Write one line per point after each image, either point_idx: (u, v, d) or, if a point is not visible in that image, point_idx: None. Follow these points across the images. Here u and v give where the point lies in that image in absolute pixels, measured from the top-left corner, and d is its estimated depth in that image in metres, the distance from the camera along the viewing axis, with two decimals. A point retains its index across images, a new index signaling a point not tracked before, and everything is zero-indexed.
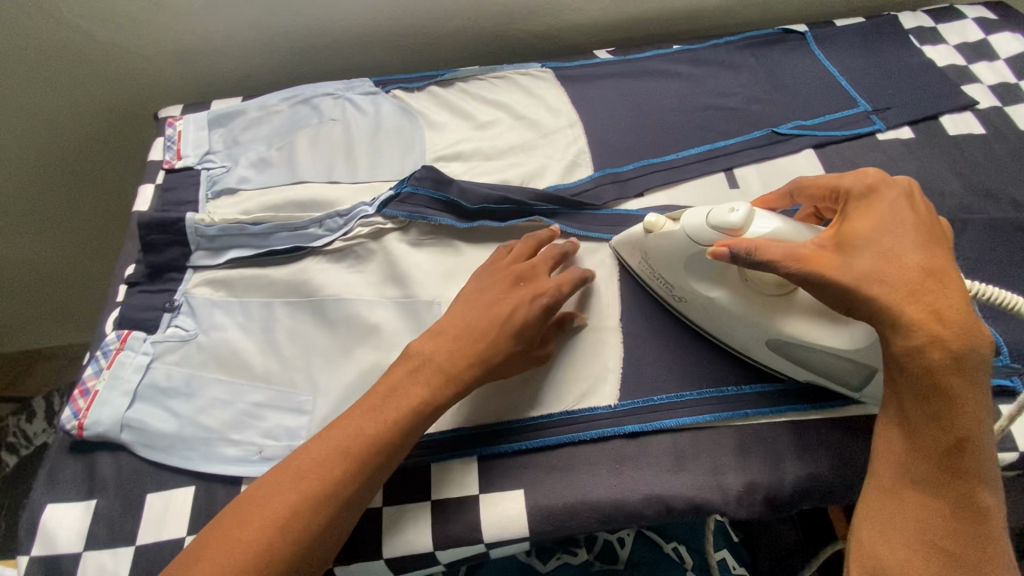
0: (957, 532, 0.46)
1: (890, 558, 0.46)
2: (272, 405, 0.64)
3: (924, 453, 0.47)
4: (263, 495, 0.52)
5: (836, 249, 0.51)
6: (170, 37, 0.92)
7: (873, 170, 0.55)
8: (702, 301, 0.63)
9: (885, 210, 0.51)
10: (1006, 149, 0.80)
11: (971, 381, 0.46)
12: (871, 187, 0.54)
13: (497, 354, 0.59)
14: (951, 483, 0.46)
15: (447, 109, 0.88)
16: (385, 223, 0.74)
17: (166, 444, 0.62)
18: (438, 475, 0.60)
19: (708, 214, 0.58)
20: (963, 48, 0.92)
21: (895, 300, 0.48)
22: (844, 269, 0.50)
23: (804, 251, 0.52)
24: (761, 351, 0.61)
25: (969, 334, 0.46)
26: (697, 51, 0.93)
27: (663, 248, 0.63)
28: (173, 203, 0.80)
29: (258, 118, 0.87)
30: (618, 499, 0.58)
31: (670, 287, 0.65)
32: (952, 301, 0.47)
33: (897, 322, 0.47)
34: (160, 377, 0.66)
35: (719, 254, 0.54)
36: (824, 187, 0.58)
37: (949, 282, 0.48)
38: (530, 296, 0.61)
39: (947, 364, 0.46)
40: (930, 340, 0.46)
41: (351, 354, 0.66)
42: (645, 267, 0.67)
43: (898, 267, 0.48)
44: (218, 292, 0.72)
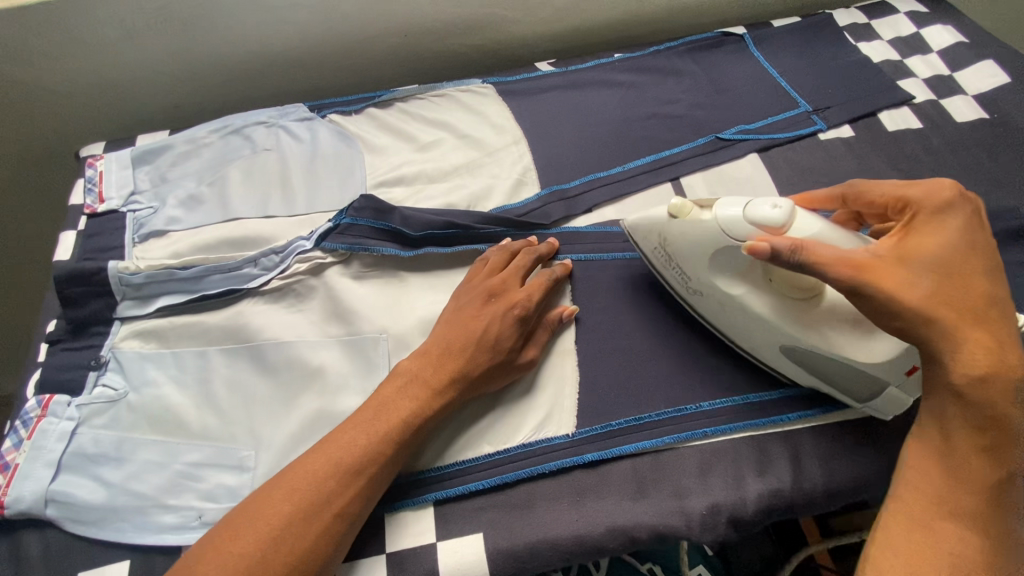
0: (989, 564, 0.46)
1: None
2: (212, 464, 0.61)
3: (964, 481, 0.48)
4: (254, 508, 0.51)
5: (900, 262, 0.50)
6: (84, 70, 0.86)
7: (948, 180, 0.53)
8: (719, 296, 0.61)
9: (952, 231, 0.51)
10: (943, 142, 0.82)
11: (1019, 415, 0.48)
12: (945, 203, 0.52)
13: (477, 369, 0.59)
14: (988, 514, 0.47)
15: (388, 131, 0.85)
16: (324, 257, 0.70)
17: (97, 517, 0.59)
18: (393, 525, 0.58)
19: (746, 207, 0.55)
20: (896, 43, 0.94)
21: (960, 326, 0.49)
22: (907, 285, 0.50)
23: (861, 258, 0.50)
24: (775, 354, 0.60)
25: (1020, 369, 0.49)
26: (638, 59, 0.92)
27: (688, 237, 0.60)
28: (96, 250, 0.74)
29: (186, 152, 0.82)
30: (579, 534, 0.56)
31: (684, 278, 0.63)
32: (1005, 339, 0.50)
33: (960, 350, 0.49)
34: (87, 443, 0.61)
35: (759, 249, 0.51)
36: (889, 195, 0.54)
37: (1002, 317, 0.50)
38: (506, 308, 0.61)
39: (1005, 396, 0.48)
40: (990, 370, 0.48)
41: (295, 402, 0.63)
42: (661, 254, 0.64)
43: (960, 298, 0.50)
44: (148, 344, 0.67)
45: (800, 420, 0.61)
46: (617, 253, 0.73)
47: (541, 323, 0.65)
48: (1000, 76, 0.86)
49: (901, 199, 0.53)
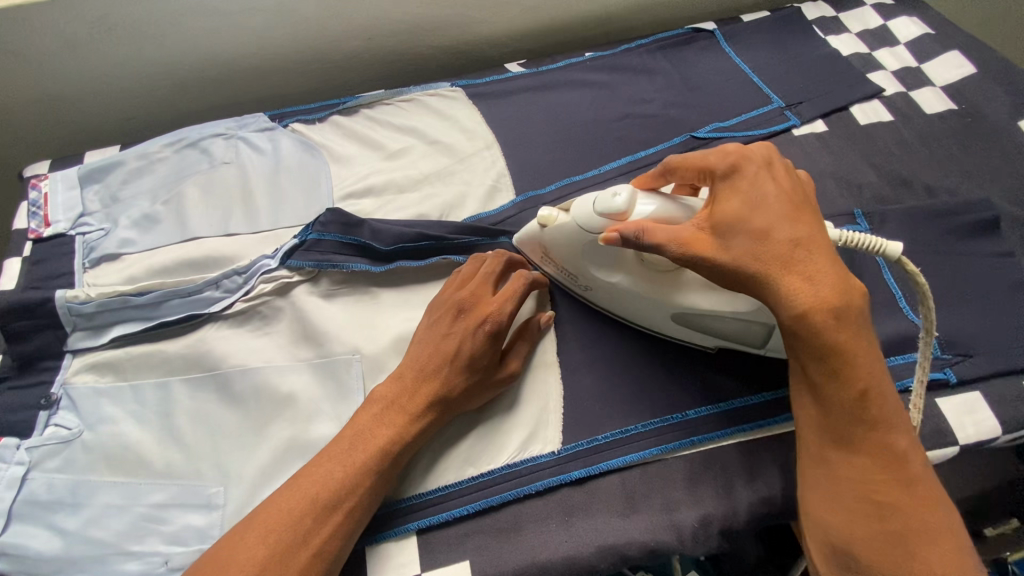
0: (887, 484, 0.47)
1: (837, 526, 0.48)
2: (177, 503, 0.57)
3: (835, 416, 0.48)
4: (225, 557, 0.48)
5: (713, 231, 0.50)
6: (25, 84, 0.81)
7: (732, 144, 0.54)
8: (606, 288, 0.63)
9: (748, 186, 0.51)
10: (915, 134, 0.82)
11: (856, 334, 0.47)
12: (733, 164, 0.52)
13: (455, 389, 0.56)
14: (866, 437, 0.47)
15: (354, 139, 0.82)
16: (291, 275, 0.67)
17: (54, 569, 0.55)
18: (375, 558, 0.55)
19: (593, 203, 0.58)
20: (864, 35, 0.94)
21: (773, 275, 0.48)
22: (722, 251, 0.50)
23: (683, 233, 0.51)
24: (669, 326, 0.61)
25: (842, 291, 0.47)
26: (609, 57, 0.90)
27: (559, 242, 0.63)
28: (43, 278, 0.69)
29: (138, 169, 0.77)
30: (569, 556, 0.54)
31: (573, 278, 0.65)
32: (820, 264, 0.47)
33: (778, 294, 0.47)
34: (40, 489, 0.57)
35: (611, 240, 0.53)
36: (692, 167, 0.54)
37: (814, 244, 0.48)
38: (480, 323, 0.58)
39: (832, 324, 0.46)
40: (810, 305, 0.46)
41: (265, 432, 0.60)
42: (547, 262, 0.66)
43: (769, 240, 0.48)
44: (104, 377, 0.63)
45: (786, 424, 0.60)
46: None
47: (521, 333, 0.62)
48: (966, 66, 0.87)
49: (703, 169, 0.53)
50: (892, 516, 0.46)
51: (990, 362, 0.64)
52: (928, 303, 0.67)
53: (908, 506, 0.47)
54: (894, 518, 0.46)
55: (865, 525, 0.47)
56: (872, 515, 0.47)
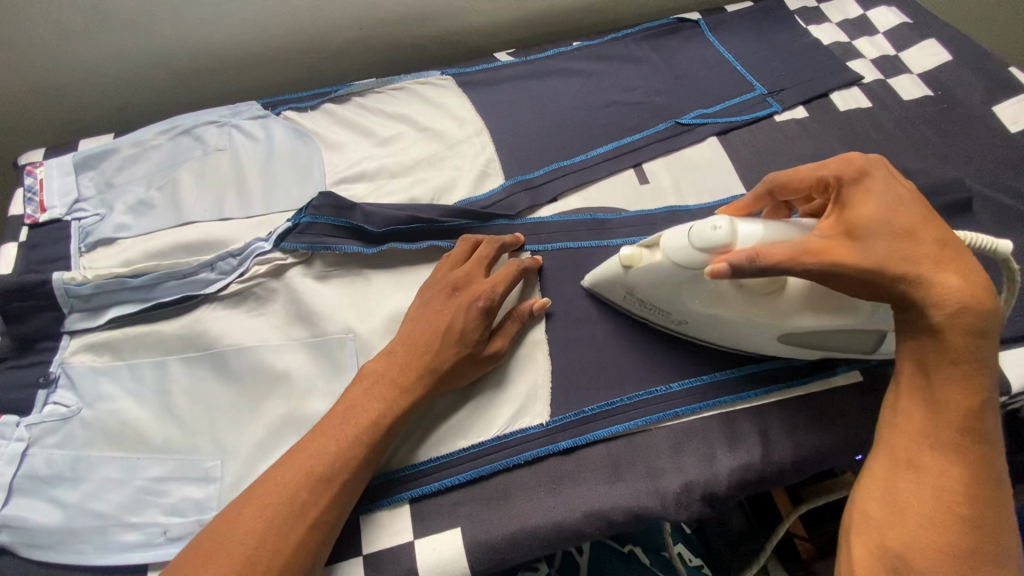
0: (976, 498, 0.47)
1: (906, 528, 0.47)
2: (175, 477, 0.58)
3: (947, 417, 0.48)
4: (224, 531, 0.49)
5: (848, 236, 0.50)
6: (20, 74, 0.82)
7: (852, 153, 0.54)
8: (705, 319, 0.60)
9: (884, 192, 0.51)
10: (892, 120, 0.84)
11: (989, 347, 0.48)
12: (860, 170, 0.52)
13: (445, 364, 0.58)
14: (971, 446, 0.47)
15: (346, 126, 0.83)
16: (284, 258, 0.68)
17: (54, 540, 0.56)
18: (368, 526, 0.57)
19: (689, 235, 0.54)
20: (844, 25, 0.96)
21: (927, 271, 0.49)
22: (866, 254, 0.49)
23: (814, 243, 0.50)
24: (772, 345, 0.61)
25: (989, 303, 0.48)
26: (596, 46, 0.92)
27: (648, 282, 0.60)
28: (40, 262, 0.70)
29: (132, 156, 0.78)
30: (558, 522, 0.56)
31: (661, 311, 0.62)
32: (971, 271, 0.49)
33: (927, 290, 0.48)
34: (40, 465, 0.58)
35: (719, 271, 0.50)
36: (807, 178, 0.55)
37: (969, 256, 0.50)
38: (469, 300, 0.60)
39: (976, 327, 0.48)
40: (958, 305, 0.48)
41: (261, 408, 0.61)
42: (632, 300, 0.64)
43: (924, 239, 0.49)
44: (101, 357, 0.64)
45: (765, 394, 0.63)
46: (583, 241, 0.73)
47: (513, 312, 0.64)
48: (942, 54, 0.89)
49: (821, 179, 0.54)
50: (971, 532, 0.46)
51: None
52: None
53: (987, 526, 0.46)
54: (973, 535, 0.46)
55: (940, 533, 0.46)
56: (951, 526, 0.46)
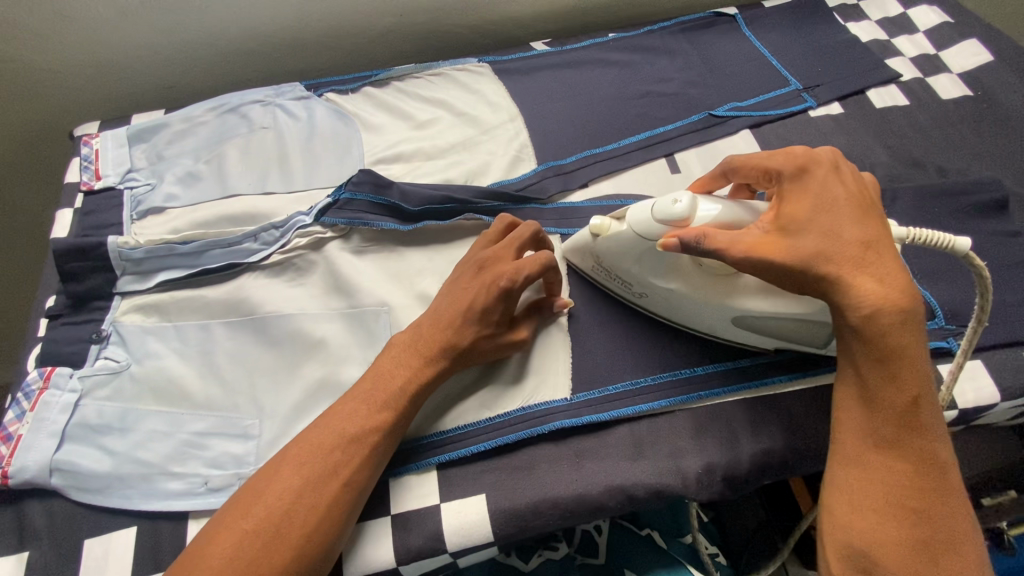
0: (923, 489, 0.47)
1: (860, 527, 0.48)
2: (215, 433, 0.61)
3: (884, 416, 0.48)
4: (262, 486, 0.52)
5: (781, 232, 0.51)
6: (81, 50, 0.86)
7: (798, 147, 0.55)
8: (662, 293, 0.62)
9: (819, 191, 0.52)
10: (930, 119, 0.84)
11: (916, 339, 0.48)
12: (801, 167, 0.53)
13: (466, 340, 0.59)
14: (911, 441, 0.48)
15: (385, 109, 0.85)
16: (324, 231, 0.70)
17: (103, 485, 0.59)
18: (398, 489, 0.59)
19: (652, 209, 0.57)
20: (884, 23, 0.96)
21: (845, 275, 0.49)
22: (792, 250, 0.50)
23: (749, 239, 0.52)
24: (727, 328, 0.62)
25: (907, 296, 0.48)
26: (632, 38, 0.93)
27: (613, 248, 0.62)
28: (95, 227, 0.74)
29: (182, 131, 0.81)
30: (580, 494, 0.58)
31: (628, 286, 0.65)
32: (888, 266, 0.49)
33: (848, 293, 0.49)
34: (91, 415, 0.62)
35: (670, 246, 0.54)
36: (756, 167, 0.56)
37: (883, 250, 0.50)
38: (493, 278, 0.60)
39: (897, 325, 0.48)
40: (879, 305, 0.48)
41: (297, 371, 0.64)
42: (600, 271, 0.66)
43: (839, 242, 0.50)
44: (149, 318, 0.68)
45: (791, 382, 0.63)
46: None
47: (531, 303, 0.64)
48: (983, 54, 0.88)
49: (767, 170, 0.55)
50: (924, 522, 0.47)
51: (993, 334, 0.66)
52: (936, 276, 0.69)
53: (939, 513, 0.47)
54: (926, 525, 0.47)
55: (895, 528, 0.47)
56: (902, 519, 0.47)
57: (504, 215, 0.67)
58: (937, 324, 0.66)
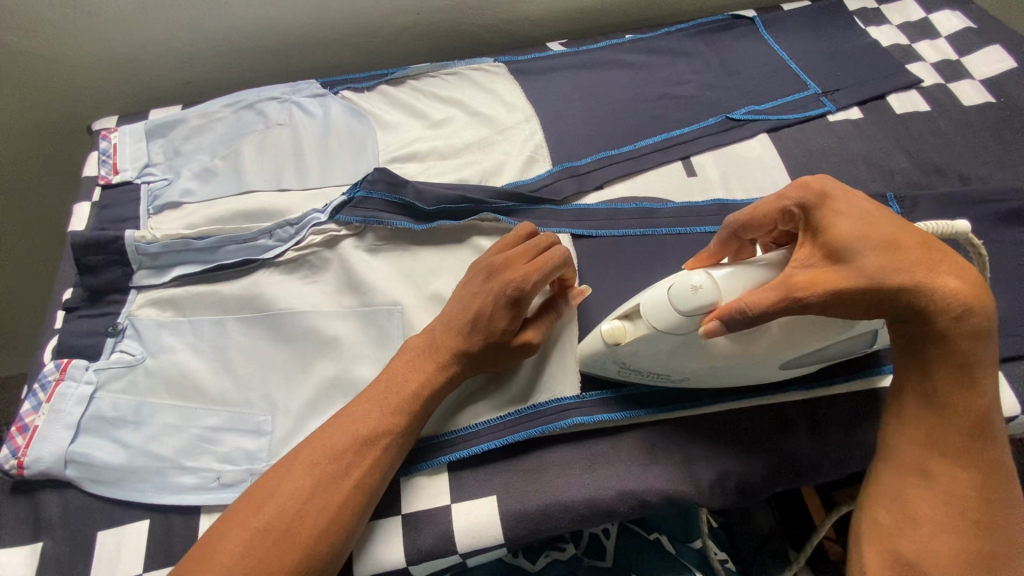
0: (985, 502, 0.48)
1: (919, 534, 0.48)
2: (229, 428, 0.62)
3: (954, 426, 0.49)
4: (274, 485, 0.52)
5: (828, 259, 0.49)
6: (102, 46, 0.87)
7: (809, 177, 0.53)
8: (703, 371, 0.57)
9: (854, 208, 0.50)
10: (951, 125, 0.82)
11: (989, 350, 0.49)
12: (823, 193, 0.51)
13: (474, 347, 0.58)
14: (978, 451, 0.49)
15: (400, 107, 0.85)
16: (339, 229, 0.70)
17: (116, 478, 0.60)
18: (408, 490, 0.59)
19: (669, 297, 0.52)
20: (905, 27, 0.95)
21: (925, 279, 0.48)
22: (855, 272, 0.48)
23: (799, 276, 0.49)
24: (769, 373, 0.59)
25: (986, 305, 0.49)
26: (649, 40, 0.93)
27: (640, 351, 0.56)
28: (112, 221, 0.75)
29: (200, 126, 0.81)
30: (592, 498, 0.57)
31: (665, 374, 0.59)
32: (966, 274, 0.49)
33: (932, 298, 0.48)
34: (106, 407, 0.62)
35: (716, 330, 0.50)
36: (771, 214, 0.53)
37: (958, 259, 0.50)
38: (501, 287, 0.58)
39: (978, 332, 0.48)
40: (965, 310, 0.48)
41: (311, 369, 0.64)
42: (628, 372, 0.59)
43: (909, 249, 0.49)
44: (164, 312, 0.68)
45: (808, 391, 0.62)
46: (627, 229, 0.74)
47: (548, 308, 0.62)
48: (1007, 61, 0.87)
49: (785, 210, 0.52)
50: (983, 535, 0.48)
51: (1012, 346, 0.65)
52: None
53: (997, 526, 0.48)
54: (983, 538, 0.48)
55: (954, 537, 0.47)
56: (963, 530, 0.48)
57: (527, 223, 0.66)
58: None
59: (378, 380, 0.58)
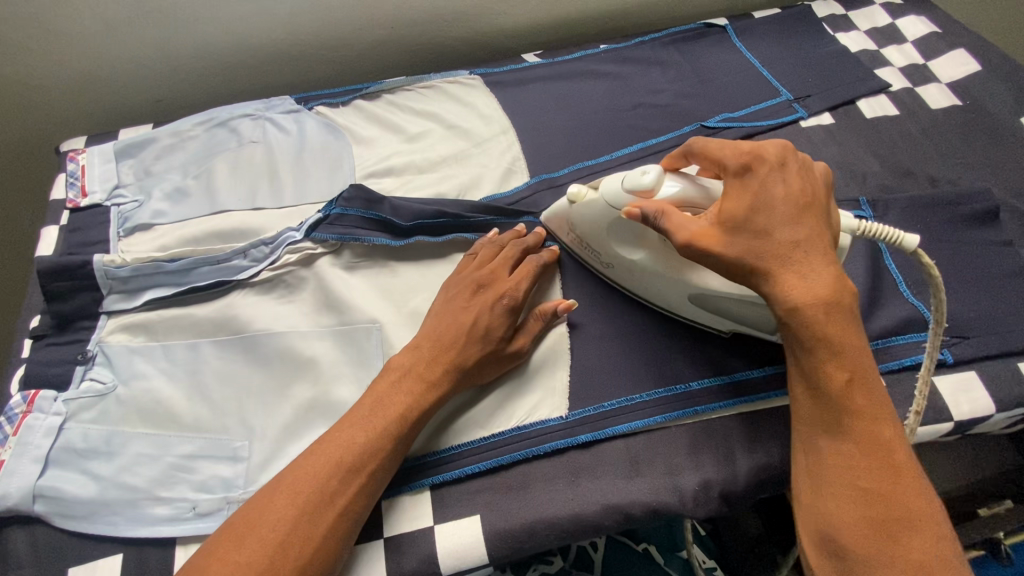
0: (875, 469, 0.47)
1: (829, 513, 0.48)
2: (204, 455, 0.60)
3: (825, 404, 0.49)
4: (253, 518, 0.50)
5: (722, 225, 0.52)
6: (69, 66, 0.86)
7: (749, 141, 0.55)
8: (627, 264, 0.65)
9: (759, 184, 0.52)
10: (920, 128, 0.84)
11: (846, 327, 0.49)
12: (746, 163, 0.54)
13: (469, 360, 0.59)
14: (854, 423, 0.48)
15: (376, 122, 0.85)
16: (314, 247, 0.69)
17: (88, 511, 0.58)
18: (391, 512, 0.58)
19: (622, 180, 0.60)
20: (873, 33, 0.96)
21: (772, 270, 0.50)
22: (726, 244, 0.52)
23: (695, 228, 0.53)
24: (686, 305, 0.63)
25: (833, 286, 0.49)
26: (624, 50, 0.93)
27: (586, 217, 0.65)
28: (81, 245, 0.73)
29: (170, 145, 0.80)
30: (577, 512, 0.57)
31: (597, 254, 0.67)
32: (815, 261, 0.50)
33: (775, 288, 0.50)
34: (76, 438, 0.61)
35: (632, 215, 0.57)
36: (711, 159, 0.57)
37: (812, 245, 0.50)
38: (495, 299, 0.62)
39: (824, 315, 0.48)
40: (804, 299, 0.49)
41: (287, 392, 0.63)
42: (573, 238, 0.69)
43: (769, 238, 0.51)
44: (136, 337, 0.67)
45: (787, 397, 0.63)
46: None
47: (536, 311, 0.64)
48: (972, 64, 0.89)
49: (719, 161, 0.56)
50: (880, 503, 0.46)
51: (984, 345, 0.66)
52: (929, 287, 0.69)
53: (895, 490, 0.46)
54: (882, 506, 0.46)
55: (853, 511, 0.47)
56: (858, 501, 0.47)
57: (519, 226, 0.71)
58: (930, 335, 0.66)
59: (362, 403, 0.57)
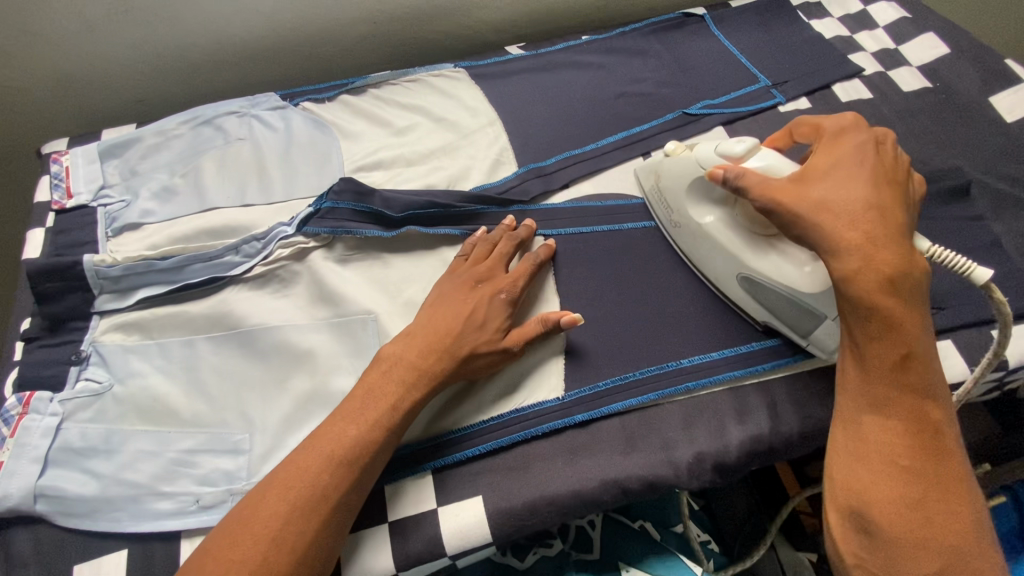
0: (914, 447, 0.50)
1: (861, 488, 0.50)
2: (205, 449, 0.61)
3: (875, 376, 0.51)
4: (248, 514, 0.51)
5: (799, 181, 0.55)
6: (48, 66, 0.85)
7: (851, 115, 0.59)
8: (692, 229, 0.68)
9: (848, 151, 0.56)
10: (892, 110, 0.87)
11: (907, 305, 0.51)
12: (843, 129, 0.58)
13: (466, 348, 0.60)
14: (900, 401, 0.50)
15: (362, 116, 0.85)
16: (307, 241, 0.70)
17: (89, 509, 0.58)
18: (393, 497, 0.59)
19: (716, 146, 0.63)
20: (846, 19, 0.99)
21: (839, 229, 0.52)
22: (802, 199, 0.54)
23: (774, 184, 0.56)
24: (730, 284, 0.66)
25: (899, 260, 0.50)
26: (606, 40, 0.95)
27: (675, 172, 0.69)
28: (68, 246, 0.72)
29: (155, 145, 0.80)
30: (576, 489, 0.59)
31: (670, 212, 0.71)
32: (887, 232, 0.51)
33: (839, 248, 0.52)
34: (74, 438, 0.61)
35: (714, 176, 0.59)
36: (810, 124, 0.61)
37: (888, 215, 0.52)
38: (492, 291, 0.63)
39: (888, 286, 0.50)
40: (867, 263, 0.50)
41: (285, 385, 0.63)
42: (656, 192, 0.73)
43: (845, 199, 0.53)
44: (131, 336, 0.67)
45: (774, 370, 0.65)
46: (596, 225, 0.74)
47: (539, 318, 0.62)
48: (940, 47, 0.92)
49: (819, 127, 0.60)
50: (916, 481, 0.49)
51: (959, 316, 0.69)
52: None
53: (931, 469, 0.49)
54: (916, 484, 0.49)
55: (889, 487, 0.49)
56: (895, 478, 0.49)
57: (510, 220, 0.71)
58: None
59: (354, 394, 0.57)
